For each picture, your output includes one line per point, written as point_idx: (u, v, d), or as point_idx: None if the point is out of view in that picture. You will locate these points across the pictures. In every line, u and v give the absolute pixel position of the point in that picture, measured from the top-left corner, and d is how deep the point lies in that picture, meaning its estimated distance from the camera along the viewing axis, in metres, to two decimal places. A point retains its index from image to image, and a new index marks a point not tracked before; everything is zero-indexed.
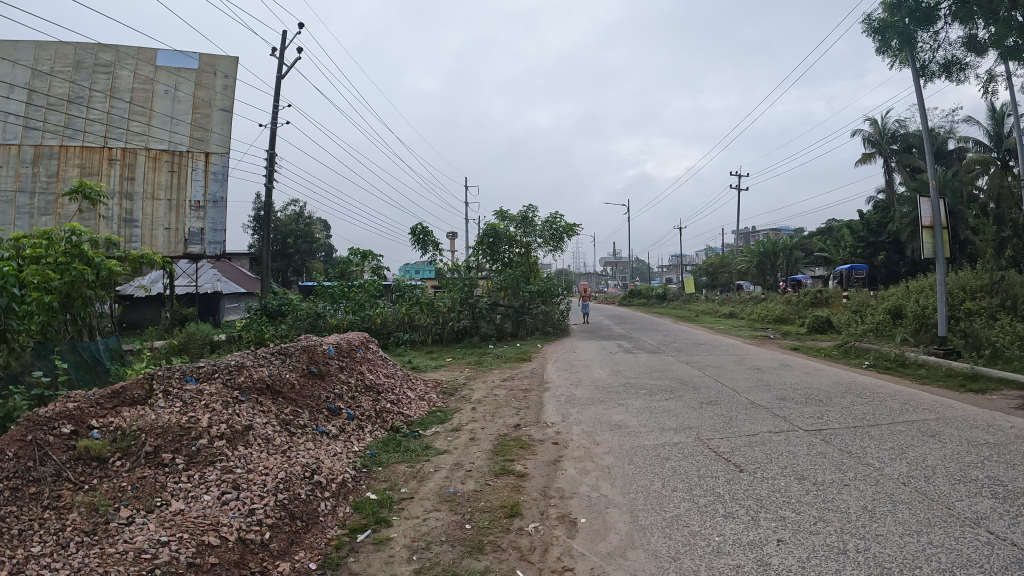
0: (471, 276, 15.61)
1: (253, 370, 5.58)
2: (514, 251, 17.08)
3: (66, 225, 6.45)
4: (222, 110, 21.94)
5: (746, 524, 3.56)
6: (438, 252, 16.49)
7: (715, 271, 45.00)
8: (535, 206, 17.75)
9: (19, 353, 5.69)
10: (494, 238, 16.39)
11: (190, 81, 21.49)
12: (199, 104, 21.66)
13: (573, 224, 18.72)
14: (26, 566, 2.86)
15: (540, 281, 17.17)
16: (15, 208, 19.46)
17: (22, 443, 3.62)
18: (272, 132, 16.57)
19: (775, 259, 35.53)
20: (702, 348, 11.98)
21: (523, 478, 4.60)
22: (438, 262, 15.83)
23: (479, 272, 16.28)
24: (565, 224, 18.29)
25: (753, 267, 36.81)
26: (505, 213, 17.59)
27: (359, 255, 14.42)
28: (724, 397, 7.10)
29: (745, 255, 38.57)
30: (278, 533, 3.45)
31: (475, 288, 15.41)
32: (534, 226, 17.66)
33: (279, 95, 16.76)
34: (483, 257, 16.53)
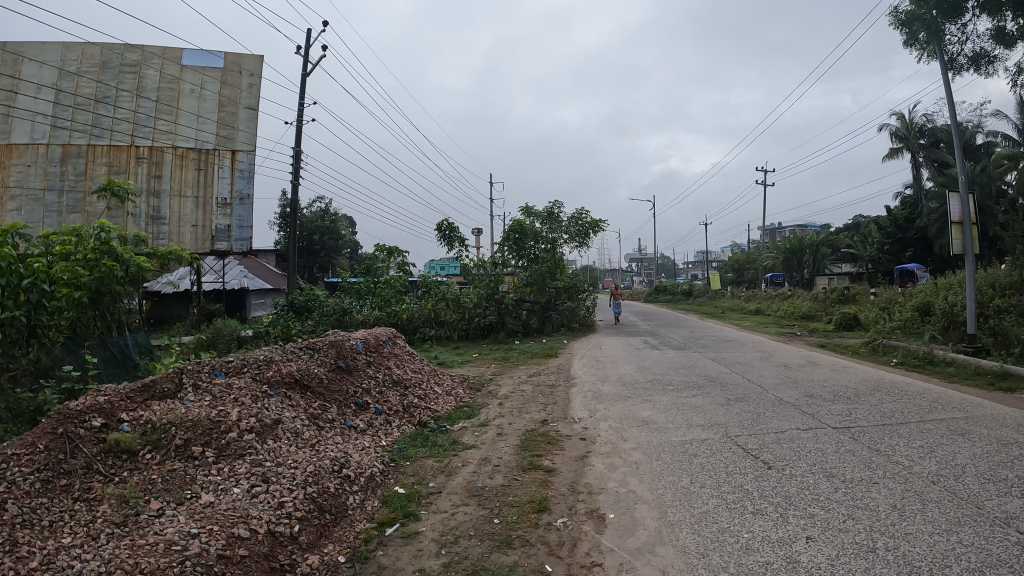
0: (497, 272, 15.52)
1: (282, 365, 5.62)
2: (540, 247, 17.04)
3: (94, 222, 6.59)
4: (248, 108, 22.08)
5: (775, 521, 3.52)
6: (465, 248, 16.43)
7: (741, 266, 45.28)
8: (561, 201, 17.48)
9: (51, 349, 5.82)
10: (519, 234, 16.33)
11: (216, 79, 21.68)
12: (224, 102, 21.88)
13: (600, 220, 18.54)
14: (57, 557, 2.91)
15: (564, 276, 16.85)
16: (44, 206, 19.80)
17: (53, 436, 3.70)
18: (298, 129, 16.65)
19: (801, 257, 35.54)
20: (727, 345, 11.87)
21: (550, 474, 4.57)
22: (463, 258, 15.84)
23: (505, 268, 16.17)
24: (591, 219, 18.15)
25: (779, 263, 36.91)
26: (531, 210, 17.52)
27: (384, 251, 14.74)
28: (751, 394, 7.02)
29: (771, 251, 39.06)
30: (307, 526, 3.47)
31: (501, 284, 15.33)
32: (560, 223, 17.46)
33: (303, 92, 16.88)
34: (508, 253, 16.49)
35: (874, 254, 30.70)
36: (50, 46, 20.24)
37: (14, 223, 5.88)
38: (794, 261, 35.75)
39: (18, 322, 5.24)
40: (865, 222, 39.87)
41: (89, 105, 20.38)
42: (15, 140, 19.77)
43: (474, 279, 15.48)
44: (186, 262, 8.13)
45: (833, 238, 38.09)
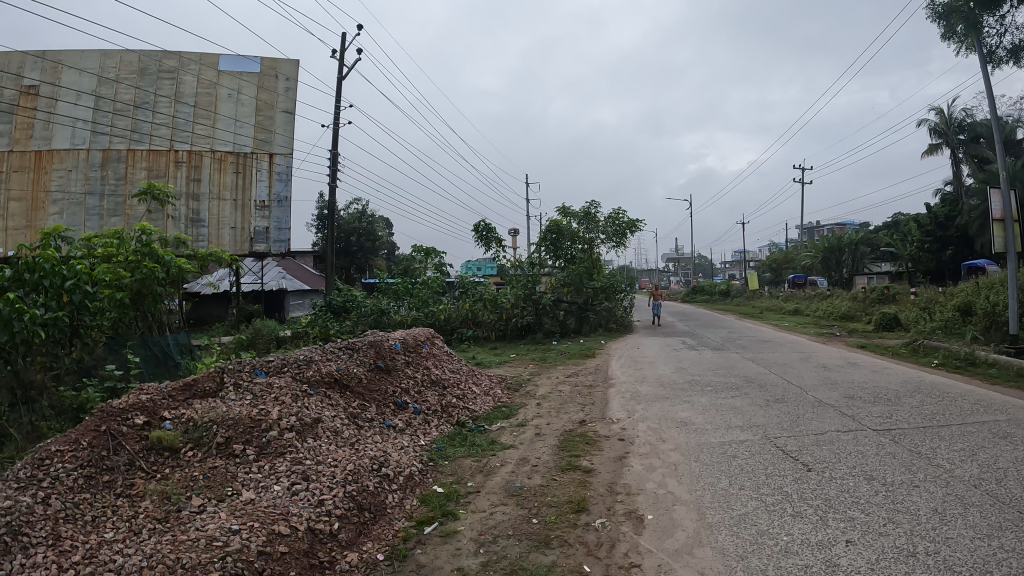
0: (534, 273, 15.38)
1: (322, 364, 5.70)
2: (577, 247, 16.92)
3: (135, 225, 6.86)
4: (285, 111, 22.41)
5: (814, 524, 3.47)
6: (502, 249, 16.45)
7: (779, 266, 44.74)
8: (598, 201, 17.44)
9: (95, 348, 6.01)
10: (556, 234, 16.29)
11: (252, 84, 21.97)
12: (262, 106, 22.16)
13: (638, 219, 18.33)
14: (99, 551, 2.98)
15: (602, 276, 16.62)
16: (86, 210, 20.47)
17: (97, 433, 3.79)
18: (334, 132, 16.81)
19: (840, 256, 35.05)
20: (767, 345, 11.74)
21: (588, 474, 4.56)
22: (501, 259, 15.80)
23: (542, 269, 16.13)
24: (628, 219, 18.05)
25: (818, 263, 36.69)
26: (568, 210, 17.53)
27: (421, 252, 15.20)
28: (790, 395, 6.94)
29: (810, 251, 38.54)
30: (346, 524, 3.51)
31: (538, 285, 15.26)
32: (597, 223, 17.42)
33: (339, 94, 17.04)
34: (545, 254, 16.50)
35: (913, 253, 30.03)
36: (89, 54, 20.68)
37: (57, 227, 6.09)
38: (834, 260, 35.44)
39: (62, 322, 5.40)
40: (904, 220, 39.04)
41: (129, 110, 20.84)
42: (56, 146, 20.33)
43: (511, 280, 15.48)
44: (226, 264, 8.29)
45: (872, 237, 37.38)
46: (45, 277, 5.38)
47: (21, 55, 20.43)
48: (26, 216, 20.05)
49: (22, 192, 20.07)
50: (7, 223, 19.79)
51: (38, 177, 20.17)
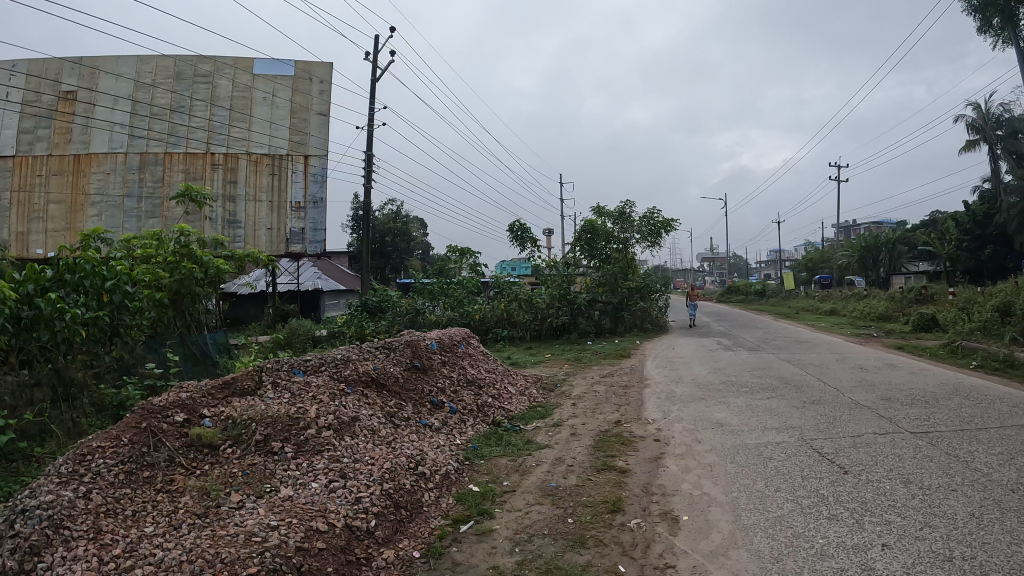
0: (569, 273, 15.50)
1: (359, 364, 5.78)
2: (612, 247, 16.77)
3: (175, 226, 7.01)
4: (319, 114, 22.44)
5: (849, 527, 3.42)
6: (537, 249, 16.44)
7: (815, 266, 44.04)
8: (633, 201, 17.23)
9: (135, 347, 6.16)
10: (591, 234, 16.09)
11: (288, 88, 22.13)
12: (297, 109, 22.24)
13: (672, 219, 18.20)
14: (140, 545, 3.05)
15: (636, 276, 16.37)
16: (124, 212, 21.04)
17: (138, 430, 3.90)
18: (368, 134, 16.95)
19: (877, 255, 34.66)
20: (804, 346, 11.59)
21: (623, 475, 4.54)
22: (536, 259, 15.84)
23: (577, 269, 16.08)
24: (662, 218, 17.79)
25: (854, 263, 36.23)
26: (602, 210, 17.28)
27: (456, 252, 15.23)
28: (826, 396, 6.85)
29: (846, 250, 37.87)
30: (383, 521, 3.55)
31: (573, 285, 15.24)
32: (631, 223, 17.07)
33: (372, 96, 17.16)
34: (580, 254, 16.37)
35: (952, 252, 29.37)
36: (125, 60, 21.23)
37: (96, 228, 6.27)
38: (870, 259, 34.99)
39: (103, 322, 5.56)
40: (942, 218, 38.16)
41: (165, 114, 21.20)
42: (94, 149, 20.93)
43: (546, 280, 15.47)
44: (263, 265, 8.41)
45: (909, 235, 36.59)
46: (86, 277, 5.55)
47: (58, 62, 21.06)
48: (67, 217, 20.88)
49: (63, 195, 20.84)
50: (48, 225, 20.70)
51: (78, 180, 20.81)
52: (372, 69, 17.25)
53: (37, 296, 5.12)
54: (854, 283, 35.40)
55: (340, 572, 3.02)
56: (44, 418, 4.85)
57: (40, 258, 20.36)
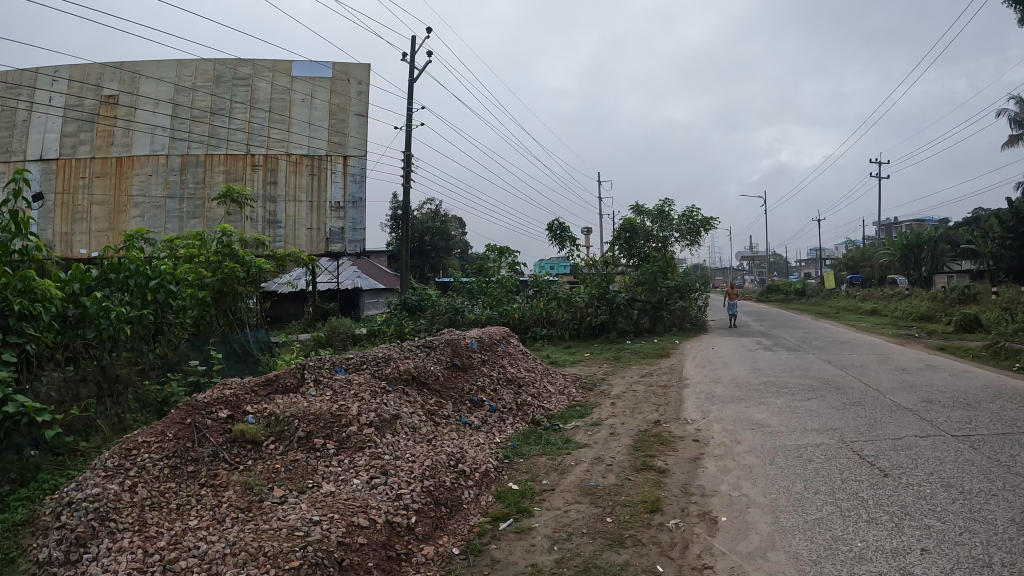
0: (608, 271, 15.24)
1: (400, 362, 5.85)
2: (651, 246, 16.83)
3: (217, 226, 7.21)
4: (357, 115, 22.48)
5: (888, 531, 3.35)
6: (576, 248, 16.38)
7: (856, 264, 43.15)
8: (672, 199, 17.14)
9: (178, 344, 6.31)
10: (630, 232, 16.34)
11: (325, 89, 22.22)
12: (335, 110, 22.34)
13: (712, 218, 17.95)
14: (185, 537, 3.13)
15: (675, 275, 15.96)
16: (166, 212, 21.56)
17: (183, 425, 4.01)
18: (406, 134, 17.08)
19: (918, 254, 33.78)
20: (846, 346, 11.36)
21: (662, 474, 4.52)
22: (575, 258, 15.82)
23: (616, 267, 15.93)
24: (702, 217, 17.58)
25: (896, 262, 35.49)
26: (642, 208, 17.32)
27: (495, 251, 15.54)
28: (867, 398, 6.72)
29: (887, 247, 37.05)
30: (423, 518, 3.58)
31: (612, 284, 15.00)
32: (671, 221, 17.12)
33: (409, 97, 17.27)
34: (619, 253, 16.49)
35: (996, 251, 28.47)
36: (166, 64, 21.69)
37: (140, 229, 6.43)
38: (912, 258, 34.32)
39: (145, 320, 5.71)
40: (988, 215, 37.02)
41: (206, 117, 21.63)
42: (137, 151, 21.52)
43: (585, 279, 15.38)
44: (302, 264, 8.56)
45: (954, 233, 35.57)
46: (130, 277, 5.71)
47: (100, 67, 21.78)
48: (109, 218, 21.70)
49: (105, 197, 21.55)
50: (91, 226, 21.59)
51: (121, 181, 21.45)
52: (409, 70, 17.31)
53: (82, 295, 5.28)
54: (895, 282, 34.62)
55: (380, 567, 3.06)
56: (90, 413, 4.93)
57: (83, 257, 21.35)
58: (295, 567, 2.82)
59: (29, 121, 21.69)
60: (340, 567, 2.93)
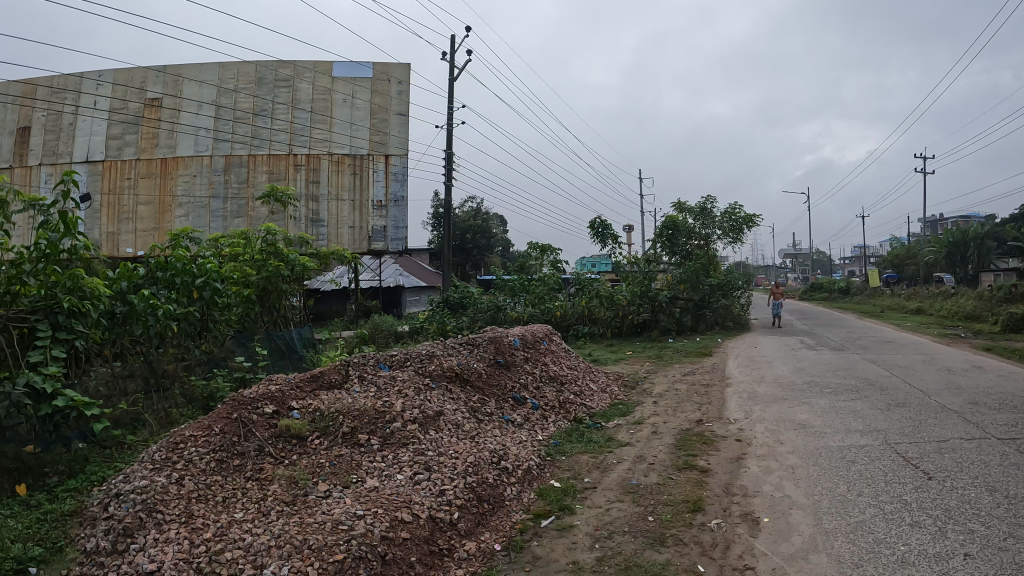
0: (650, 269, 15.15)
1: (443, 360, 5.92)
2: (693, 244, 16.68)
3: (262, 226, 7.38)
4: (398, 114, 22.63)
5: (931, 535, 3.27)
6: (618, 246, 16.34)
7: (900, 262, 41.99)
8: (715, 196, 16.90)
9: (224, 341, 6.46)
10: (672, 230, 16.31)
11: (366, 89, 22.43)
12: (376, 109, 22.50)
13: (755, 215, 17.63)
14: (231, 529, 3.21)
15: (718, 273, 15.64)
16: (211, 212, 22.05)
17: (229, 420, 4.12)
18: (448, 133, 17.15)
19: (964, 251, 32.75)
20: (890, 346, 11.07)
21: (705, 474, 4.47)
22: (616, 256, 15.73)
23: (658, 265, 15.75)
24: (745, 214, 17.26)
25: (941, 260, 34.49)
26: (684, 206, 17.16)
27: (537, 249, 15.59)
28: (912, 399, 6.55)
29: (932, 245, 35.95)
30: (466, 513, 3.60)
31: (654, 282, 14.91)
32: (713, 219, 16.92)
33: (450, 95, 17.31)
34: (662, 250, 16.44)
35: None
36: (209, 67, 22.16)
37: (186, 228, 6.58)
38: (958, 256, 33.39)
39: (192, 317, 5.86)
40: None
41: (248, 118, 22.07)
42: (181, 153, 22.06)
43: (627, 278, 15.25)
44: (347, 262, 8.68)
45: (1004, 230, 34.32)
46: (177, 275, 5.87)
47: (143, 71, 22.38)
48: (154, 218, 22.34)
49: (151, 197, 22.19)
50: (137, 225, 22.29)
51: (166, 182, 22.02)
52: (449, 69, 17.34)
53: (130, 292, 5.46)
54: (941, 280, 33.61)
55: (422, 561, 3.10)
56: (137, 408, 5.10)
57: (130, 255, 22.17)
58: (338, 560, 2.86)
59: (74, 125, 22.29)
60: (383, 562, 2.97)
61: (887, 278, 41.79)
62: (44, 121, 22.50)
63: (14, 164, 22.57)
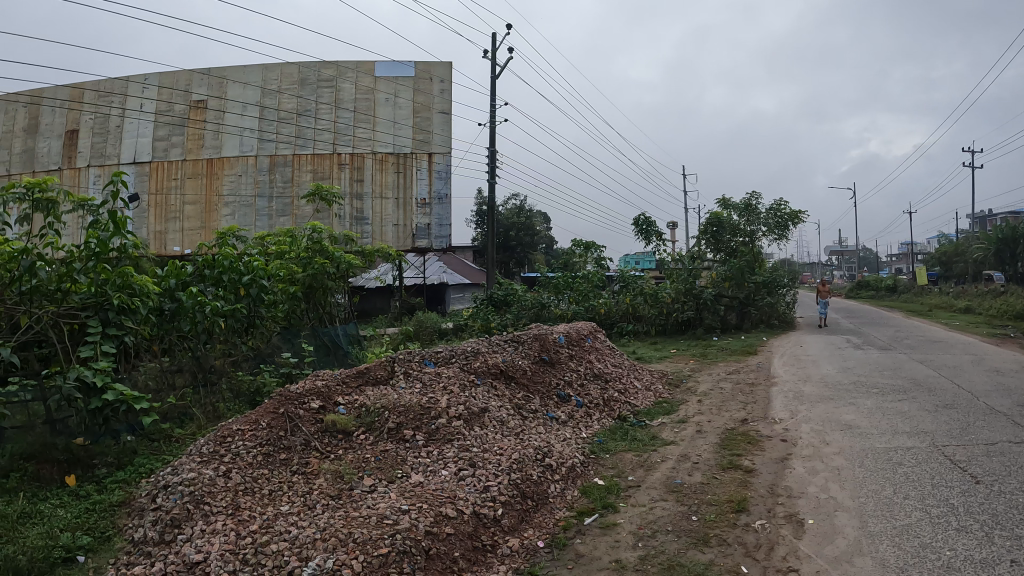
0: (695, 266, 14.97)
1: (488, 356, 5.98)
2: (738, 240, 16.39)
3: (308, 224, 7.52)
4: (440, 112, 22.81)
5: (980, 540, 3.17)
6: (663, 243, 16.16)
7: (948, 259, 40.67)
8: (760, 193, 16.53)
9: (271, 337, 6.60)
10: (717, 226, 15.92)
11: (409, 88, 22.62)
12: (419, 108, 22.71)
13: (801, 212, 17.27)
14: (278, 522, 3.28)
15: (763, 270, 15.34)
16: (256, 211, 22.54)
17: (276, 415, 4.23)
18: (491, 131, 17.20)
19: (1015, 248, 31.59)
20: (938, 346, 10.73)
21: (749, 474, 4.41)
22: (660, 253, 15.58)
23: (703, 262, 15.63)
24: (790, 211, 16.94)
25: (990, 257, 33.34)
26: (728, 203, 16.79)
27: (581, 246, 15.40)
28: (962, 400, 6.35)
29: (980, 241, 34.73)
30: (509, 510, 3.62)
31: (699, 279, 14.71)
32: (758, 215, 16.51)
33: (493, 93, 17.33)
34: (706, 247, 16.10)
35: None
36: (253, 69, 22.70)
37: (232, 227, 6.74)
38: (1008, 253, 32.22)
39: (239, 313, 6.01)
40: None
41: (292, 118, 22.48)
42: (226, 153, 22.59)
43: (671, 274, 15.11)
44: (392, 259, 8.77)
45: None
46: (224, 272, 6.03)
47: (188, 74, 22.97)
48: (200, 217, 22.90)
49: (197, 197, 22.76)
50: (185, 224, 22.92)
51: (212, 182, 22.59)
52: (491, 66, 17.35)
53: (178, 288, 5.63)
54: (990, 278, 32.47)
55: (466, 557, 3.13)
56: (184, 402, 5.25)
57: (177, 253, 22.78)
58: (383, 554, 2.91)
59: (121, 127, 23.03)
60: (426, 556, 3.00)
61: (934, 276, 40.53)
62: (93, 124, 23.28)
63: (65, 166, 23.43)
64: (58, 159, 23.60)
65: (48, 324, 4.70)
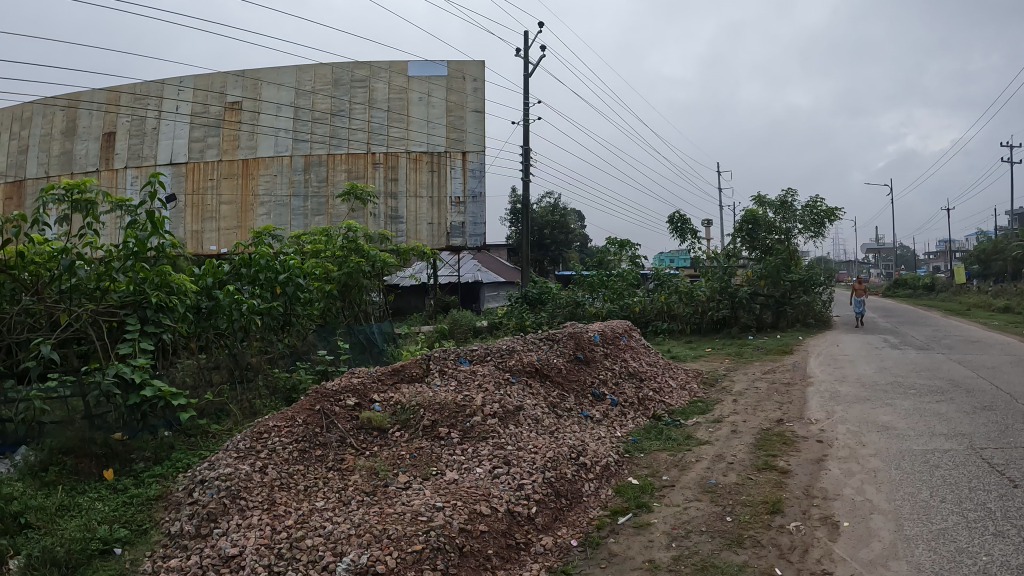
0: (730, 264, 14.81)
1: (523, 354, 6.00)
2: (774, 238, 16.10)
3: (342, 224, 7.62)
4: (473, 111, 22.91)
5: (1019, 545, 3.09)
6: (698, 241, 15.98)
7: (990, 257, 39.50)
8: (796, 190, 16.23)
9: (307, 334, 6.70)
10: (752, 224, 15.74)
11: (442, 87, 22.76)
12: (452, 107, 22.84)
13: (837, 210, 16.90)
14: (313, 517, 3.34)
15: (800, 269, 15.11)
16: (292, 210, 22.90)
17: (312, 412, 4.30)
18: (524, 130, 17.20)
19: None
20: (980, 346, 10.46)
21: (785, 475, 4.36)
22: (695, 251, 15.43)
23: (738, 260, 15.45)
24: (827, 208, 16.61)
25: None
26: (763, 200, 16.57)
27: (615, 244, 15.29)
28: (1003, 402, 6.18)
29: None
30: (543, 509, 3.63)
31: (734, 278, 14.57)
32: (794, 212, 16.14)
33: (525, 91, 17.35)
34: (742, 244, 15.95)
35: None
36: (288, 70, 23.07)
37: (268, 227, 6.85)
38: None
39: (275, 311, 6.11)
40: None
41: (326, 118, 22.76)
42: (261, 153, 22.96)
43: (706, 273, 14.98)
44: (427, 257, 8.83)
45: None
46: (260, 271, 6.14)
47: (222, 76, 23.36)
48: (236, 217, 23.34)
49: (233, 196, 23.19)
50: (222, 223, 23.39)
51: (247, 182, 23.01)
52: (523, 65, 17.31)
53: (215, 287, 5.75)
54: None
55: (499, 554, 3.15)
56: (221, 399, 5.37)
57: (214, 252, 23.25)
58: (417, 550, 2.95)
59: (157, 129, 23.54)
60: (460, 553, 3.03)
61: (976, 274, 39.40)
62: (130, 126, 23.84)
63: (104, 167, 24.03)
64: (97, 161, 24.19)
65: (87, 322, 4.87)
